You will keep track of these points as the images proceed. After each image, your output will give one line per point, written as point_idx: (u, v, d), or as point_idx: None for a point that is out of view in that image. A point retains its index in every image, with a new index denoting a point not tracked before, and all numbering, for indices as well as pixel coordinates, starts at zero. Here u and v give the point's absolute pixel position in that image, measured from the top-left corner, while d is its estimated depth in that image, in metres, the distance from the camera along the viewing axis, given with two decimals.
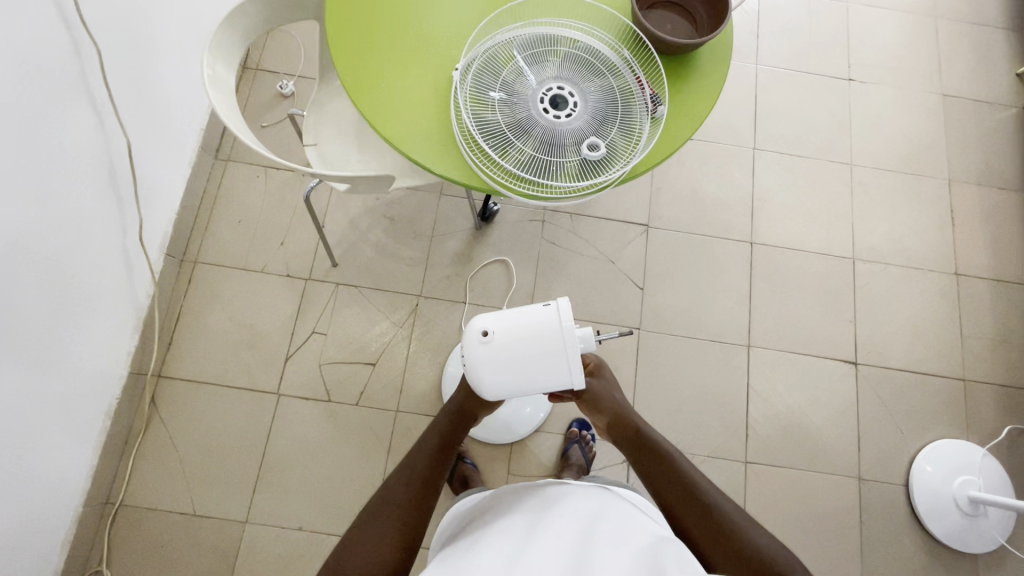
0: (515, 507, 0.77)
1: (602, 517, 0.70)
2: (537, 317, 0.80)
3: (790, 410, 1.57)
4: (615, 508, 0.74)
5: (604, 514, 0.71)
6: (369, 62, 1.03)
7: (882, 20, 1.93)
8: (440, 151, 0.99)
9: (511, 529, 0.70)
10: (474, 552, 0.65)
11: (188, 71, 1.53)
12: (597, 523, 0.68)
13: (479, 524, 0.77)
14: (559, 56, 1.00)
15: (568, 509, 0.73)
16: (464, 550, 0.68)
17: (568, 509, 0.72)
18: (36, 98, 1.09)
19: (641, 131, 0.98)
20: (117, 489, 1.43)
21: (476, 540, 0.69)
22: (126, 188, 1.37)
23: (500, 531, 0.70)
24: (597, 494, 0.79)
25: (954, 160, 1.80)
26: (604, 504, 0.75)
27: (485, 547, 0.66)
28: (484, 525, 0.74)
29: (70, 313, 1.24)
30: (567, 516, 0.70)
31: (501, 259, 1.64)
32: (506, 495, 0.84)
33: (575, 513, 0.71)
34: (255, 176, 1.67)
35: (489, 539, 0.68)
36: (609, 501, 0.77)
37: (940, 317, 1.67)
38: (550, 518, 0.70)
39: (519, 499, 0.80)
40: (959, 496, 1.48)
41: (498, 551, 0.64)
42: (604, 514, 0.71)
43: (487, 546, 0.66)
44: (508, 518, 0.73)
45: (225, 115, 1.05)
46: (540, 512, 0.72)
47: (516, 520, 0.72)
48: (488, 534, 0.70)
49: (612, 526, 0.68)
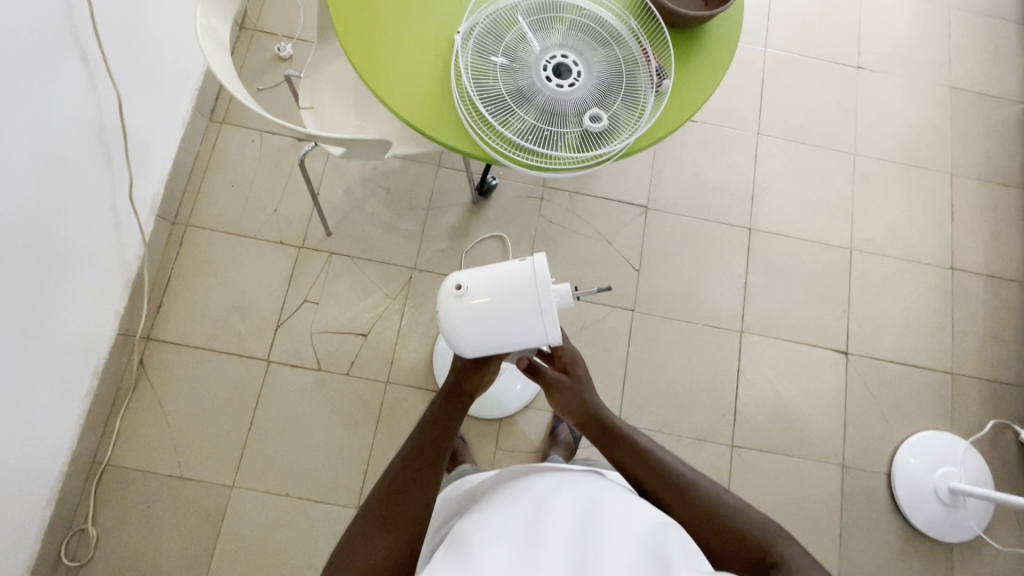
0: (508, 498, 0.73)
1: (601, 508, 0.67)
2: (512, 271, 0.79)
3: (779, 396, 1.58)
4: (614, 496, 0.71)
5: (602, 504, 0.68)
6: (369, 23, 0.99)
7: (896, 8, 1.90)
8: (439, 117, 0.96)
9: (507, 524, 0.66)
10: (469, 551, 0.61)
11: (183, 27, 1.48)
12: (598, 514, 0.65)
13: (472, 515, 0.73)
14: (564, 23, 0.97)
15: (564, 500, 0.69)
16: (458, 547, 0.64)
17: (566, 500, 0.69)
18: (27, 47, 1.05)
19: (645, 103, 0.95)
20: (104, 448, 1.43)
21: (470, 536, 0.65)
22: (116, 146, 1.33)
23: (494, 525, 0.66)
24: (591, 481, 0.76)
25: (958, 154, 1.79)
26: (601, 491, 0.72)
27: (482, 546, 0.62)
28: (477, 516, 0.70)
29: (55, 272, 1.21)
30: (565, 509, 0.67)
31: (498, 235, 1.62)
32: (503, 486, 0.81)
33: (574, 506, 0.68)
34: (250, 139, 1.64)
35: (484, 535, 0.64)
36: (605, 488, 0.73)
37: (932, 311, 1.67)
38: (548, 511, 0.66)
39: (512, 491, 0.76)
40: (940, 487, 1.50)
41: (497, 552, 0.60)
42: (603, 504, 0.68)
43: (483, 545, 0.62)
44: (504, 512, 0.69)
45: (218, 69, 1.02)
46: (535, 505, 0.69)
47: (510, 513, 0.68)
48: (483, 528, 0.66)
49: (614, 517, 0.65)
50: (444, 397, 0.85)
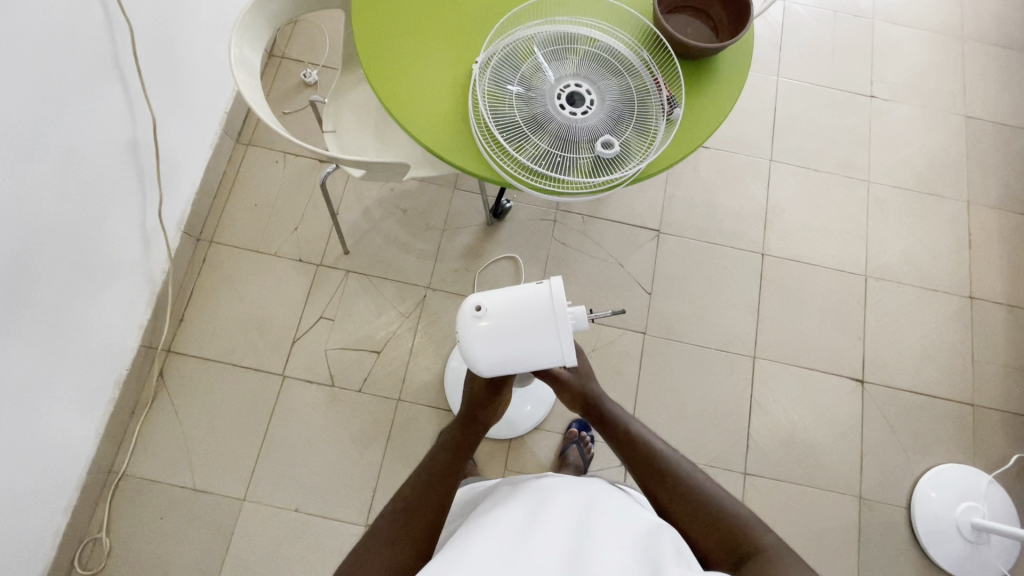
0: (507, 500, 0.76)
1: (596, 509, 0.70)
2: (529, 295, 0.80)
3: (793, 424, 1.56)
4: (610, 500, 0.74)
5: (598, 506, 0.71)
6: (392, 52, 1.04)
7: (907, 38, 1.92)
8: (456, 142, 1.00)
9: (504, 521, 0.69)
10: (467, 543, 0.64)
11: (216, 54, 1.56)
12: (594, 514, 0.68)
13: (474, 517, 0.76)
14: (579, 54, 1.01)
15: (561, 500, 0.73)
16: (456, 542, 0.67)
17: (564, 501, 0.72)
18: (70, 73, 1.12)
19: (656, 130, 0.98)
20: (121, 458, 1.45)
21: (470, 532, 0.68)
22: (148, 165, 1.40)
23: (493, 521, 0.69)
24: (588, 485, 0.78)
25: (974, 183, 1.78)
26: (597, 495, 0.75)
27: (480, 539, 0.65)
28: (479, 516, 0.74)
29: (86, 282, 1.27)
30: (562, 509, 0.70)
31: (511, 256, 1.65)
32: (506, 489, 0.83)
33: (571, 505, 0.71)
34: (274, 160, 1.70)
35: (483, 529, 0.67)
36: (601, 492, 0.76)
37: (951, 340, 1.65)
38: (544, 510, 0.69)
39: (513, 493, 0.79)
40: (962, 523, 1.45)
41: (493, 543, 0.63)
42: (598, 506, 0.71)
43: (483, 537, 0.65)
44: (505, 508, 0.72)
45: (249, 96, 1.07)
46: (534, 504, 0.72)
47: (509, 511, 0.72)
48: (484, 522, 0.70)
49: (608, 517, 0.68)
50: (458, 426, 0.91)
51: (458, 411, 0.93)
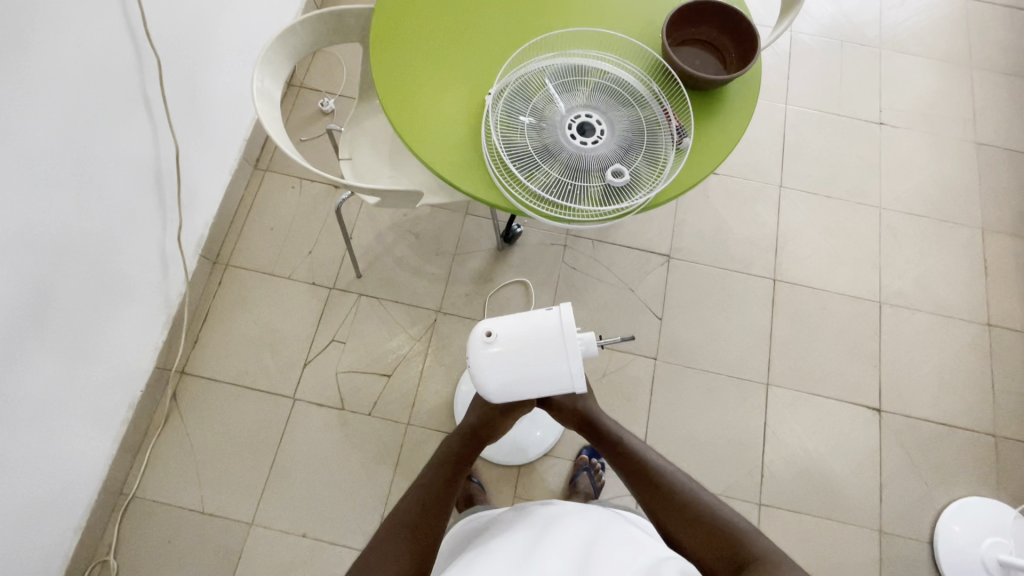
0: (513, 526, 0.76)
1: (602, 536, 0.69)
2: (539, 321, 0.80)
3: (808, 454, 1.53)
4: (617, 526, 0.73)
5: (604, 533, 0.70)
6: (407, 84, 1.07)
7: (915, 66, 1.94)
8: (468, 172, 1.02)
9: (507, 549, 0.69)
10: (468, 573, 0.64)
11: (238, 84, 1.62)
12: (599, 541, 0.68)
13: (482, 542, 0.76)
14: (590, 86, 1.03)
15: (566, 525, 0.72)
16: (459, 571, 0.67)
17: (570, 526, 0.71)
18: (97, 103, 1.16)
19: (666, 160, 1.00)
20: (131, 481, 1.46)
21: (476, 557, 0.69)
22: (169, 191, 1.43)
23: (496, 549, 0.69)
24: (595, 511, 0.77)
25: (988, 209, 1.77)
26: (603, 521, 0.74)
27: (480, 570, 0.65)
28: (486, 541, 0.74)
29: (104, 305, 1.30)
30: (567, 536, 0.69)
31: (521, 280, 1.66)
32: (514, 514, 0.83)
33: (576, 531, 0.70)
34: (290, 186, 1.74)
35: (484, 557, 0.67)
36: (608, 518, 0.75)
37: (969, 368, 1.61)
38: (548, 538, 0.69)
39: (520, 517, 0.78)
40: (988, 559, 1.41)
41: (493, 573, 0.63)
42: (603, 533, 0.70)
43: (488, 564, 0.65)
44: (510, 536, 0.72)
45: (269, 126, 1.11)
46: (539, 530, 0.71)
47: (513, 539, 0.71)
48: (490, 549, 0.70)
49: (613, 545, 0.67)
50: (459, 438, 0.90)
51: (459, 424, 0.91)
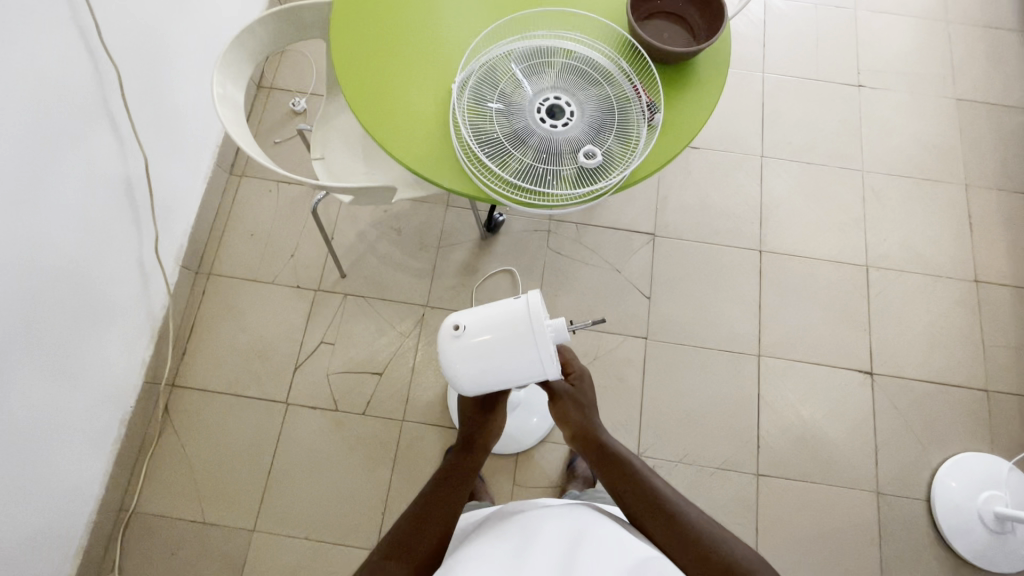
0: (493, 533, 0.74)
1: (583, 539, 0.68)
2: (507, 311, 0.79)
3: (803, 421, 1.53)
4: (596, 528, 0.72)
5: (585, 536, 0.69)
6: (370, 79, 1.05)
7: (891, 25, 1.91)
8: (439, 164, 1.00)
9: (491, 553, 0.67)
10: None
11: (204, 89, 1.58)
12: (581, 545, 0.67)
13: (462, 548, 0.74)
14: (557, 67, 1.01)
15: (547, 533, 0.70)
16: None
17: (551, 533, 0.70)
18: (59, 118, 1.14)
19: (639, 137, 0.98)
20: (130, 496, 1.46)
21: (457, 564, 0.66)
22: (143, 205, 1.41)
23: (477, 556, 0.67)
24: (577, 513, 0.77)
25: (971, 165, 1.77)
26: (586, 523, 0.73)
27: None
28: (466, 547, 0.71)
29: (86, 325, 1.28)
30: (547, 543, 0.68)
31: (507, 269, 1.65)
32: (495, 520, 0.81)
33: (558, 537, 0.69)
34: (267, 190, 1.72)
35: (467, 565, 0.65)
36: (589, 519, 0.75)
37: (959, 326, 1.62)
38: (532, 546, 0.67)
39: (500, 525, 0.77)
40: (985, 512, 1.42)
41: None
42: (585, 537, 0.69)
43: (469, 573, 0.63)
44: (489, 544, 0.70)
45: (234, 131, 1.09)
46: (520, 539, 0.70)
47: (495, 546, 0.70)
48: (470, 556, 0.67)
49: (596, 549, 0.66)
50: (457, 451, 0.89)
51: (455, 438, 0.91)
